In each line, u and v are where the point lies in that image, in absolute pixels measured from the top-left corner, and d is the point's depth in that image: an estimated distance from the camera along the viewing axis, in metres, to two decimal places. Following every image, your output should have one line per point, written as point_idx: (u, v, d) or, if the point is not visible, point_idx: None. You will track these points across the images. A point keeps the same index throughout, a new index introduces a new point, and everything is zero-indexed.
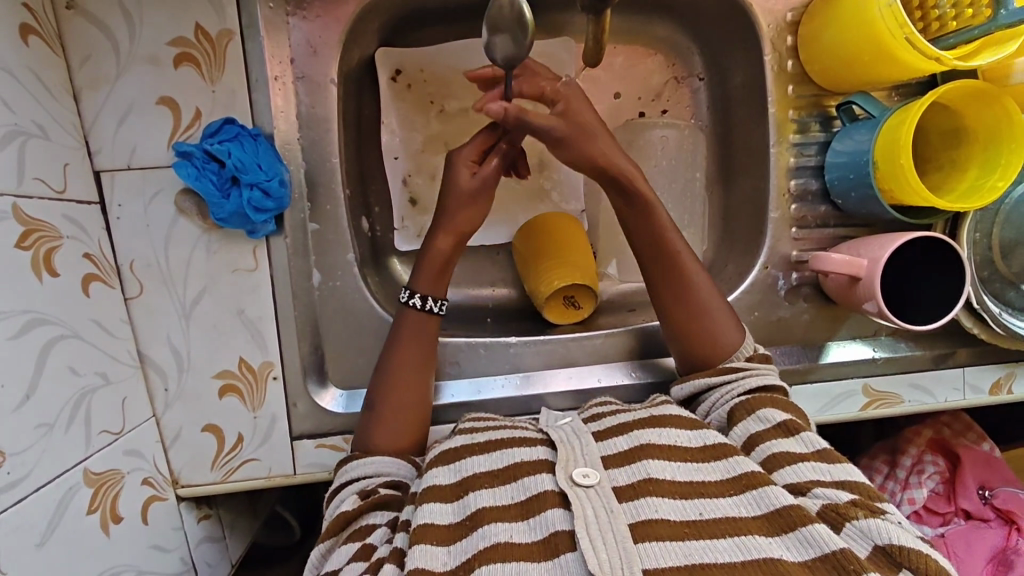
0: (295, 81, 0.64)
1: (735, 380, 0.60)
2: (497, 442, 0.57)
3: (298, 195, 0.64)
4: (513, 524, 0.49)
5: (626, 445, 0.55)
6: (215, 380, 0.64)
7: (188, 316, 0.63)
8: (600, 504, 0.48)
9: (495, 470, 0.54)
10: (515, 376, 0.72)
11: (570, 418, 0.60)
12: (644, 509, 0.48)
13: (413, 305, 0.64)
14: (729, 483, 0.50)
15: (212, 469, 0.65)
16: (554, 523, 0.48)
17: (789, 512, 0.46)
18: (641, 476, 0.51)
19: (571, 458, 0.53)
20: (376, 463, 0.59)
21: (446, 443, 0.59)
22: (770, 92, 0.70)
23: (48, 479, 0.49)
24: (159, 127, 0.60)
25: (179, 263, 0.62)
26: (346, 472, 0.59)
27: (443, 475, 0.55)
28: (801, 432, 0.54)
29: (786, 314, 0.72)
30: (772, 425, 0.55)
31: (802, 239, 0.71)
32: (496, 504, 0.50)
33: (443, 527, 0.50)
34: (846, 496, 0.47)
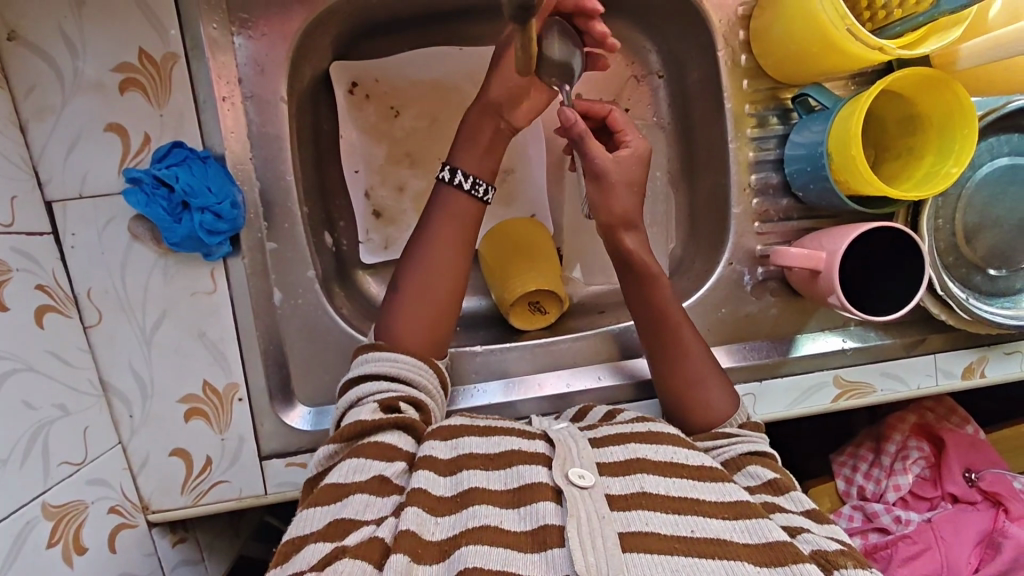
0: (244, 100, 0.64)
1: (725, 445, 0.59)
2: (495, 428, 0.57)
3: (254, 214, 0.64)
4: (504, 512, 0.49)
5: (623, 455, 0.54)
6: (180, 404, 0.64)
7: (149, 341, 0.63)
8: (592, 507, 0.48)
9: (492, 455, 0.53)
10: (487, 384, 0.72)
11: (566, 424, 0.59)
12: (635, 520, 0.48)
13: (444, 180, 0.63)
14: (723, 502, 0.50)
15: (182, 493, 0.65)
16: (546, 517, 0.48)
17: (782, 548, 0.46)
18: (635, 489, 0.50)
19: (567, 458, 0.52)
20: (392, 361, 0.57)
21: (447, 421, 0.58)
22: (725, 87, 0.70)
23: (4, 515, 0.49)
24: (108, 154, 0.60)
25: (136, 289, 0.62)
26: (366, 366, 0.57)
27: (441, 447, 0.54)
28: (791, 491, 0.54)
29: (753, 309, 0.72)
30: (763, 483, 0.55)
31: (765, 233, 0.71)
32: (488, 488, 0.50)
33: (435, 497, 0.50)
34: (836, 545, 0.48)
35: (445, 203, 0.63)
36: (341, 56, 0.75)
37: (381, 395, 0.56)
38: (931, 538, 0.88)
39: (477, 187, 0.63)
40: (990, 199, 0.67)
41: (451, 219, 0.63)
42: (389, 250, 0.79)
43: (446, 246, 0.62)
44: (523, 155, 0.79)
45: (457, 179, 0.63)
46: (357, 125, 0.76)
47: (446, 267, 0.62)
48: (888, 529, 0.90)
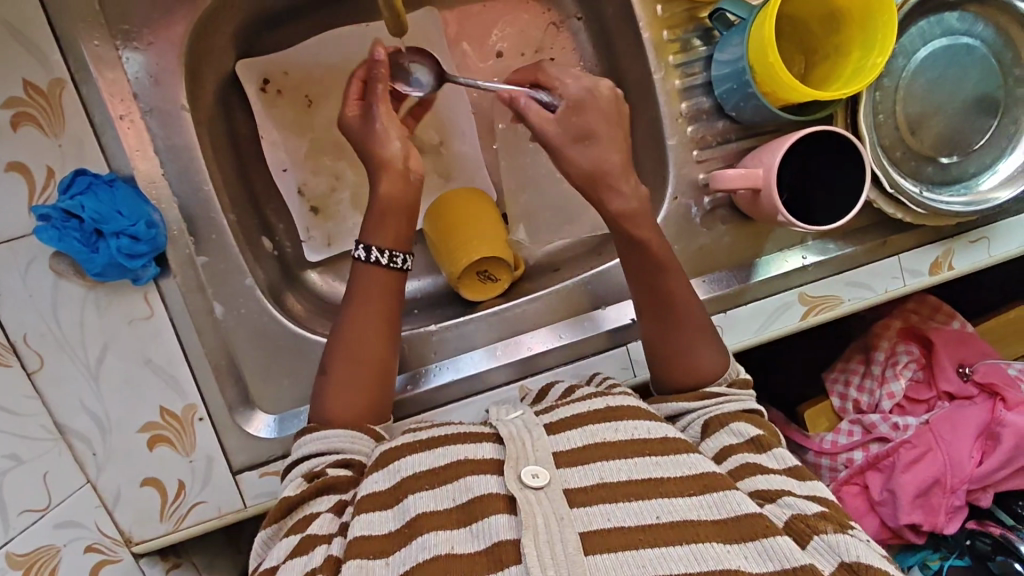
0: (144, 116, 0.62)
1: (712, 403, 0.59)
2: (438, 437, 0.56)
3: (177, 230, 0.63)
4: (452, 532, 0.48)
5: (580, 440, 0.53)
6: (141, 434, 0.63)
7: (96, 376, 0.62)
8: (551, 508, 0.47)
9: (436, 469, 0.52)
10: (447, 361, 0.70)
11: (522, 410, 0.58)
12: (597, 516, 0.47)
13: (361, 258, 0.63)
14: (689, 480, 0.50)
15: (161, 521, 0.65)
16: (499, 532, 0.47)
17: (751, 522, 0.47)
18: (594, 480, 0.50)
19: (520, 457, 0.51)
20: (328, 437, 0.57)
21: (392, 442, 0.57)
22: (640, 16, 0.67)
23: None
24: (13, 194, 0.57)
25: (73, 326, 0.61)
26: (301, 447, 0.57)
27: (380, 478, 0.53)
28: (773, 448, 0.54)
29: (707, 241, 0.70)
30: (746, 440, 0.55)
31: (705, 160, 0.69)
32: (436, 509, 0.50)
33: (379, 537, 0.49)
34: (815, 508, 0.49)
35: (370, 279, 0.63)
36: (246, 53, 0.72)
37: (311, 467, 0.56)
38: (930, 439, 0.87)
39: (396, 260, 0.63)
40: (929, 85, 0.65)
41: (372, 288, 0.63)
42: (334, 245, 0.77)
43: (370, 308, 0.62)
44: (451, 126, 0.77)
45: (376, 257, 0.63)
46: (275, 122, 0.74)
47: (376, 337, 0.62)
48: (888, 437, 0.89)
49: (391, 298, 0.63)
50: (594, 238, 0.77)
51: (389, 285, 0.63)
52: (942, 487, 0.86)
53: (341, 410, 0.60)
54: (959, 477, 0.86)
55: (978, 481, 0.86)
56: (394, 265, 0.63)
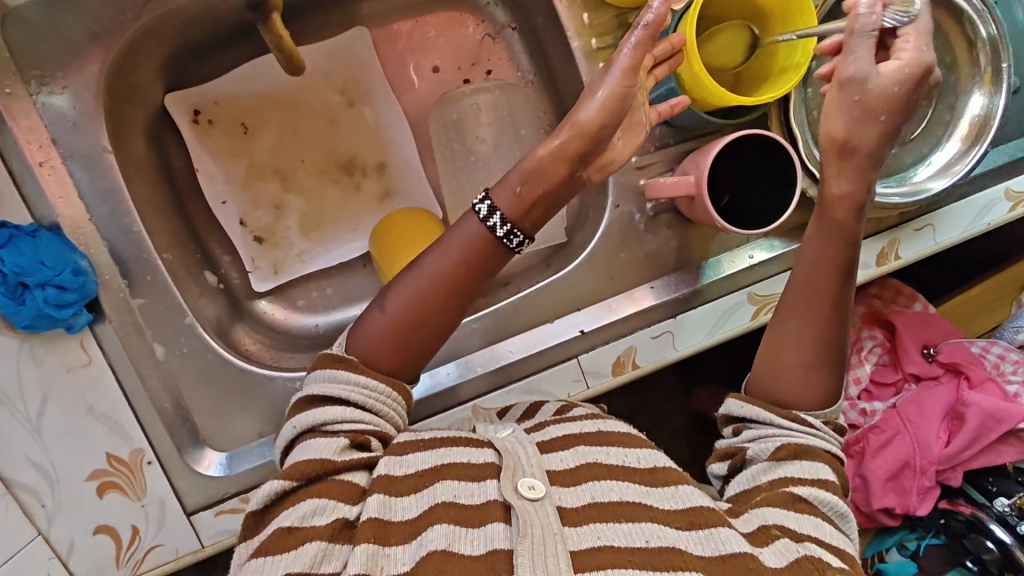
0: (65, 160, 0.61)
1: (802, 431, 0.55)
2: (443, 439, 0.55)
3: (110, 274, 0.62)
4: (456, 529, 0.47)
5: (573, 461, 0.53)
6: (90, 482, 0.63)
7: (38, 429, 0.61)
8: (546, 520, 0.47)
9: (439, 466, 0.52)
10: None
11: (512, 428, 0.58)
12: (589, 536, 0.47)
13: (479, 212, 0.57)
14: (676, 512, 0.50)
15: (118, 567, 0.64)
16: (495, 540, 0.46)
17: (734, 561, 0.46)
18: (586, 500, 0.49)
19: (517, 469, 0.51)
20: (342, 384, 0.54)
21: (392, 435, 0.55)
22: (567, 25, 0.66)
23: None
24: None
25: (8, 379, 0.60)
26: (335, 390, 0.53)
27: (388, 464, 0.51)
28: (832, 497, 0.53)
29: (653, 246, 0.69)
30: (814, 478, 0.53)
31: (645, 166, 0.68)
32: (455, 503, 0.49)
33: (391, 524, 0.48)
34: (835, 563, 0.48)
35: (468, 234, 0.56)
36: (174, 86, 0.71)
37: (351, 427, 0.53)
38: (898, 423, 0.88)
39: (511, 238, 0.56)
40: None
41: (467, 249, 0.56)
42: (280, 273, 0.76)
43: (451, 270, 0.56)
44: (390, 143, 0.77)
45: (494, 223, 0.56)
46: (211, 153, 0.73)
47: (425, 294, 0.56)
48: (857, 424, 0.91)
49: (480, 276, 0.57)
50: (544, 249, 0.76)
51: (482, 250, 0.56)
52: (912, 469, 0.86)
53: (374, 352, 0.56)
54: (927, 460, 0.86)
55: (947, 462, 0.86)
56: (503, 242, 0.56)
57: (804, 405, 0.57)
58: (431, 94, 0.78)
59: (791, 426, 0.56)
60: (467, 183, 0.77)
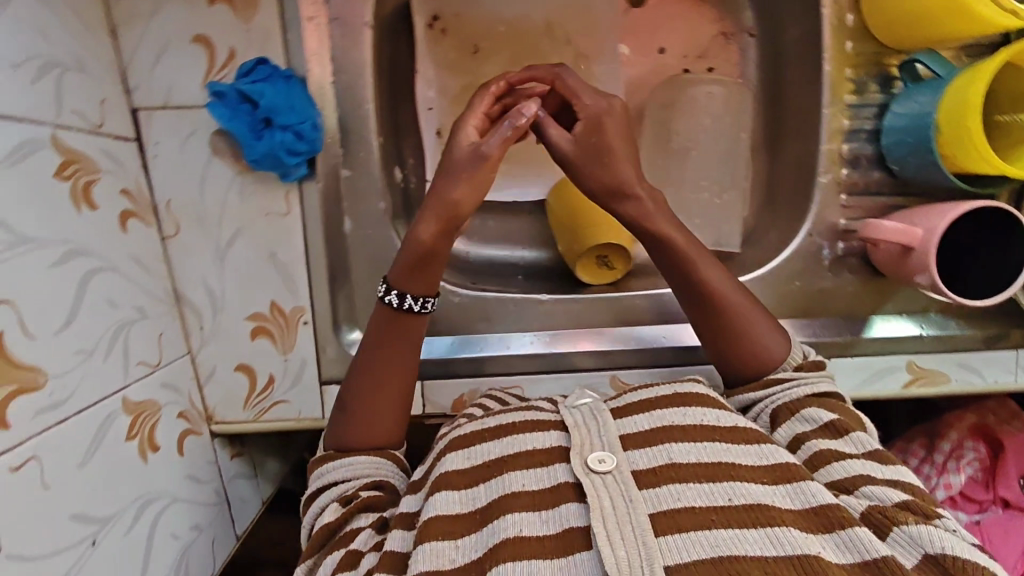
0: (330, 22, 0.63)
1: (782, 389, 0.57)
2: (507, 425, 0.55)
3: (330, 139, 0.64)
4: (525, 514, 0.47)
5: (646, 425, 0.52)
6: (247, 322, 0.66)
7: (222, 257, 0.65)
8: (619, 490, 0.46)
9: (507, 455, 0.52)
10: (538, 334, 0.71)
11: (591, 398, 0.57)
12: (666, 497, 0.46)
13: (390, 302, 0.60)
14: (763, 470, 0.48)
15: (244, 407, 0.68)
16: (567, 518, 0.46)
17: (828, 513, 0.44)
18: (661, 461, 0.49)
19: (586, 443, 0.51)
20: (353, 463, 0.58)
21: (457, 432, 0.57)
22: (826, 47, 0.65)
23: (88, 403, 0.49)
24: (195, 66, 0.60)
25: (214, 203, 0.63)
26: (329, 475, 0.58)
27: (455, 459, 0.54)
28: (852, 432, 0.52)
29: (829, 284, 0.69)
30: (820, 425, 0.53)
31: (852, 206, 0.67)
32: (527, 489, 0.49)
33: (450, 518, 0.49)
34: (896, 498, 0.45)
35: (383, 324, 0.61)
36: None
37: (343, 492, 0.56)
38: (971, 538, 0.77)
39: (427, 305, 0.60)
40: None
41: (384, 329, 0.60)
42: None
43: (396, 357, 0.61)
44: None
45: (406, 304, 0.60)
46: (433, 60, 0.75)
47: (398, 356, 0.61)
48: None
49: (407, 368, 0.61)
50: None
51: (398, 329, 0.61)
52: None
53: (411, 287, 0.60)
54: None
55: None
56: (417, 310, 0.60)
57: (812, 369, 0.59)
58: (649, 74, 0.76)
59: (806, 418, 0.54)
60: (671, 167, 0.75)
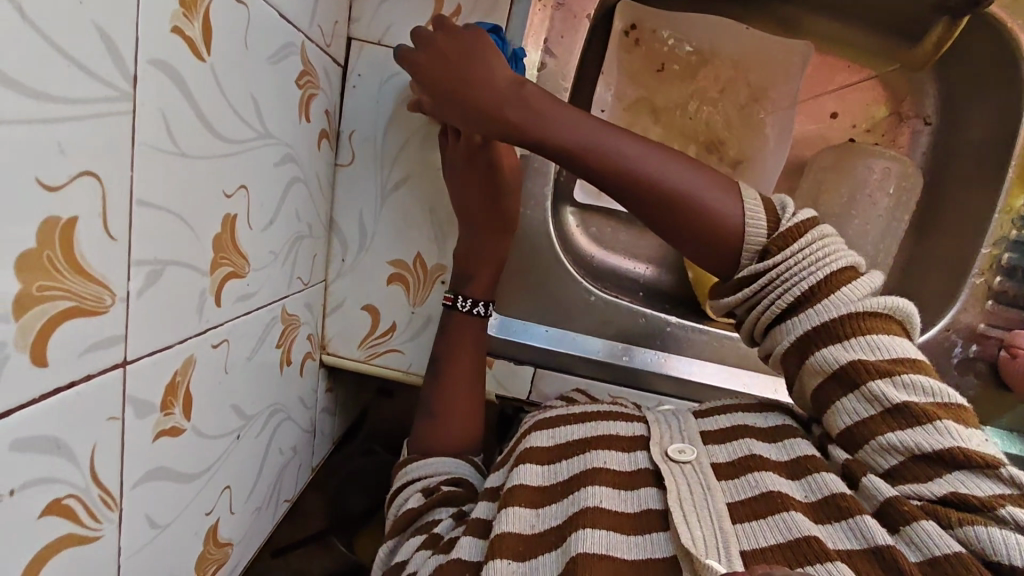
0: (554, 7, 0.65)
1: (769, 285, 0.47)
2: (591, 413, 0.55)
3: None
4: (607, 488, 0.46)
5: (726, 423, 0.51)
6: (388, 266, 0.67)
7: (384, 198, 0.66)
8: (696, 480, 0.45)
9: (587, 437, 0.51)
10: (620, 345, 0.71)
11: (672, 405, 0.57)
12: (745, 487, 0.44)
13: (469, 311, 0.65)
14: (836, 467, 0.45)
15: (359, 347, 0.68)
16: (643, 501, 0.45)
17: (898, 505, 0.40)
18: (742, 453, 0.47)
19: (667, 436, 0.50)
20: (433, 463, 0.61)
21: (545, 416, 0.57)
22: (1014, 154, 0.67)
23: (265, 302, 0.50)
24: (418, 15, 0.62)
25: (393, 145, 0.65)
26: (408, 476, 0.61)
27: (541, 437, 0.53)
28: (870, 382, 0.43)
29: (952, 383, 0.68)
30: (832, 381, 0.45)
31: (994, 313, 0.68)
32: (609, 466, 0.48)
33: (532, 488, 0.49)
34: (939, 487, 0.40)
35: (459, 329, 0.65)
36: None
37: (426, 486, 0.59)
38: None
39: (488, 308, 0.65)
40: None
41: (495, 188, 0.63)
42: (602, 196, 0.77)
43: (467, 360, 0.64)
44: (762, 149, 0.77)
45: (472, 309, 0.65)
46: (621, 65, 0.75)
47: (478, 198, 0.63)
48: None
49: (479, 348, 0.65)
50: None
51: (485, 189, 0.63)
52: None
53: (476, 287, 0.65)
54: None
55: None
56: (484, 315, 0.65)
57: (846, 281, 0.46)
58: (818, 134, 0.77)
59: (851, 349, 0.45)
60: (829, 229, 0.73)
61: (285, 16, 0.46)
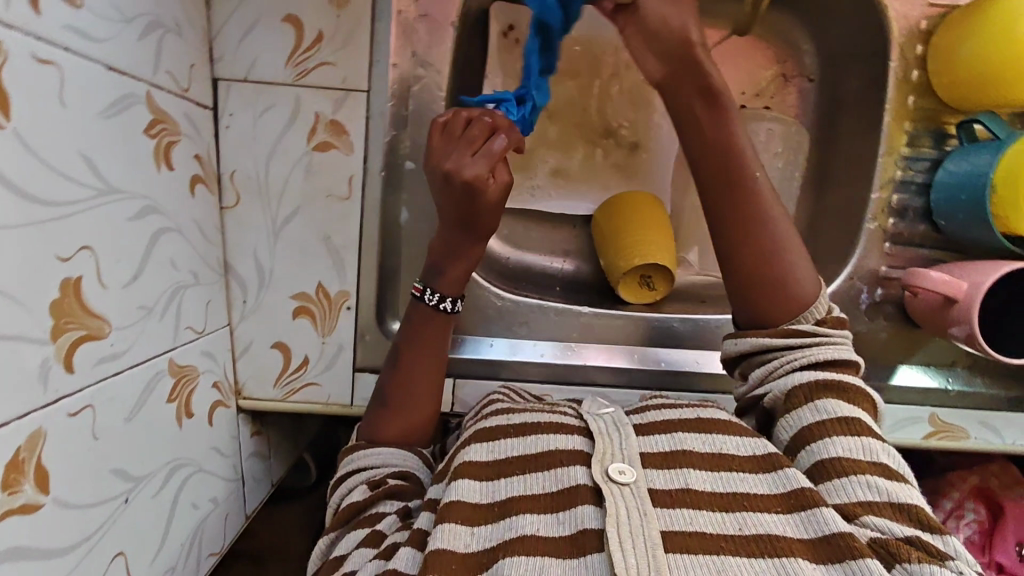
0: (418, 19, 0.63)
1: (804, 349, 0.54)
2: (533, 425, 0.54)
3: (402, 132, 0.65)
4: (539, 517, 0.46)
5: (667, 445, 0.51)
6: (290, 301, 0.66)
7: (277, 233, 0.64)
8: (633, 505, 0.45)
9: (528, 456, 0.51)
10: (551, 344, 0.71)
11: (614, 408, 0.56)
12: (678, 518, 0.44)
13: (432, 304, 0.61)
14: (776, 497, 0.46)
15: (275, 385, 0.67)
16: (583, 521, 0.45)
17: (840, 543, 0.42)
18: (679, 485, 0.47)
19: (608, 452, 0.49)
20: (383, 454, 0.59)
21: (483, 424, 0.56)
22: (889, 99, 0.68)
23: (141, 360, 0.49)
24: (280, 45, 0.61)
25: (277, 179, 0.63)
26: (353, 464, 0.58)
27: (478, 451, 0.53)
28: (867, 437, 0.47)
29: (864, 328, 0.70)
30: (832, 418, 0.49)
31: (893, 255, 0.69)
32: (528, 493, 0.48)
33: (470, 506, 0.48)
34: (901, 531, 0.43)
35: (421, 321, 0.61)
36: None
37: (372, 478, 0.57)
38: None
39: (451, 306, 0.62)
40: None
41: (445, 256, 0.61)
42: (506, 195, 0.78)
43: (426, 356, 0.61)
44: (655, 129, 0.78)
45: (440, 304, 0.61)
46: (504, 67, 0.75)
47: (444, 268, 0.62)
48: None
49: (443, 348, 0.62)
50: None
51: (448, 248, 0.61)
52: None
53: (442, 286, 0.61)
54: None
55: None
56: (446, 310, 0.61)
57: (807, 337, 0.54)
58: None
59: (814, 413, 0.50)
60: None
61: (114, 68, 0.44)
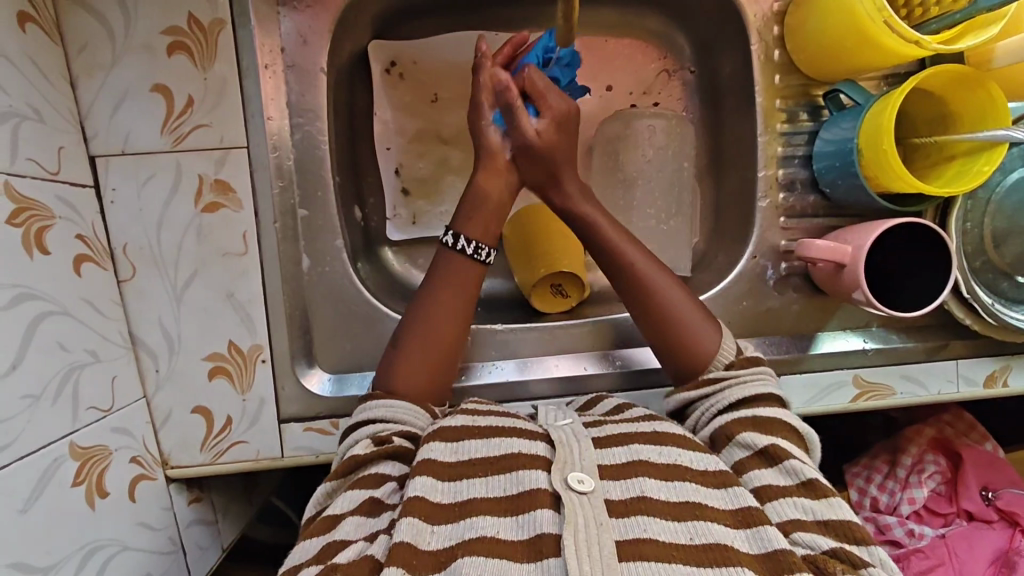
0: (286, 69, 0.66)
1: (716, 394, 0.57)
2: (497, 428, 0.54)
3: (290, 181, 0.66)
4: (499, 519, 0.46)
5: (624, 457, 0.51)
6: (204, 362, 0.65)
7: (179, 298, 0.64)
8: (591, 514, 0.45)
9: (492, 458, 0.50)
10: (506, 362, 0.72)
11: (572, 419, 0.56)
12: (634, 527, 0.45)
13: (449, 245, 0.63)
14: (726, 512, 0.47)
15: (201, 450, 0.66)
16: (542, 525, 0.45)
17: (781, 558, 0.43)
18: (633, 493, 0.47)
19: (568, 462, 0.49)
20: (392, 406, 0.57)
21: (445, 420, 0.54)
22: (757, 81, 0.70)
23: (31, 449, 0.49)
24: (152, 115, 0.61)
25: (170, 246, 0.63)
26: (366, 411, 0.57)
27: (442, 450, 0.51)
28: (787, 461, 0.50)
29: (775, 303, 0.72)
30: (756, 452, 0.51)
31: (791, 228, 0.71)
32: (487, 496, 0.48)
33: (433, 504, 0.47)
34: (827, 544, 0.45)
35: (446, 266, 0.63)
36: (381, 35, 0.76)
37: (377, 431, 0.55)
38: (945, 554, 0.72)
39: (481, 252, 0.63)
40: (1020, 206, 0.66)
41: (453, 276, 0.62)
42: (417, 224, 0.78)
43: (452, 293, 0.62)
44: None
45: (463, 247, 0.63)
46: (392, 101, 0.76)
47: (449, 315, 0.62)
48: (900, 543, 0.75)
49: (473, 283, 0.63)
50: None
51: (468, 274, 0.63)
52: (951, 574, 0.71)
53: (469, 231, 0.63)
54: None
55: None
56: (477, 258, 0.63)
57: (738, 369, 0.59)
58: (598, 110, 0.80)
59: (735, 451, 0.53)
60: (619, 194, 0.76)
61: None
